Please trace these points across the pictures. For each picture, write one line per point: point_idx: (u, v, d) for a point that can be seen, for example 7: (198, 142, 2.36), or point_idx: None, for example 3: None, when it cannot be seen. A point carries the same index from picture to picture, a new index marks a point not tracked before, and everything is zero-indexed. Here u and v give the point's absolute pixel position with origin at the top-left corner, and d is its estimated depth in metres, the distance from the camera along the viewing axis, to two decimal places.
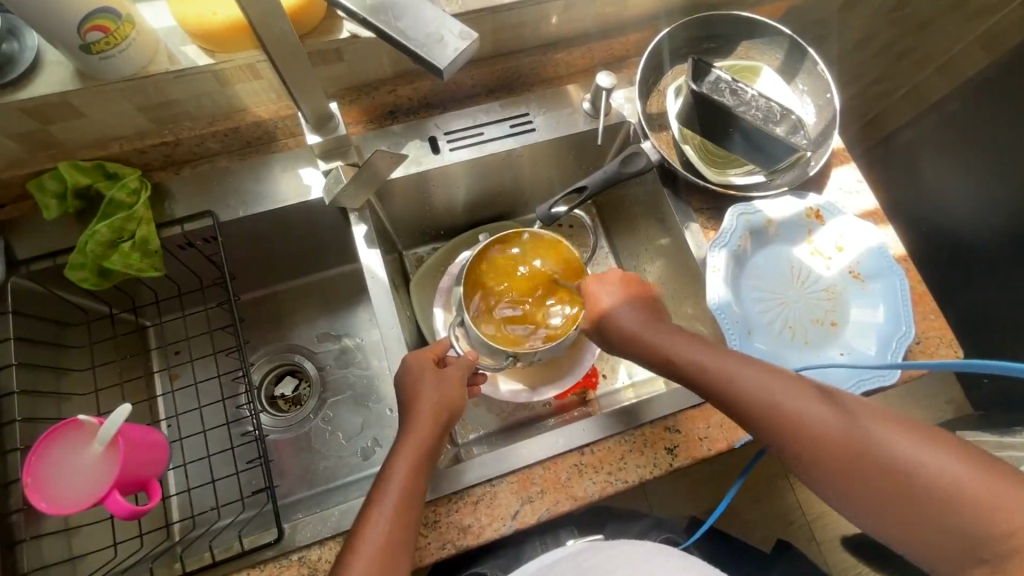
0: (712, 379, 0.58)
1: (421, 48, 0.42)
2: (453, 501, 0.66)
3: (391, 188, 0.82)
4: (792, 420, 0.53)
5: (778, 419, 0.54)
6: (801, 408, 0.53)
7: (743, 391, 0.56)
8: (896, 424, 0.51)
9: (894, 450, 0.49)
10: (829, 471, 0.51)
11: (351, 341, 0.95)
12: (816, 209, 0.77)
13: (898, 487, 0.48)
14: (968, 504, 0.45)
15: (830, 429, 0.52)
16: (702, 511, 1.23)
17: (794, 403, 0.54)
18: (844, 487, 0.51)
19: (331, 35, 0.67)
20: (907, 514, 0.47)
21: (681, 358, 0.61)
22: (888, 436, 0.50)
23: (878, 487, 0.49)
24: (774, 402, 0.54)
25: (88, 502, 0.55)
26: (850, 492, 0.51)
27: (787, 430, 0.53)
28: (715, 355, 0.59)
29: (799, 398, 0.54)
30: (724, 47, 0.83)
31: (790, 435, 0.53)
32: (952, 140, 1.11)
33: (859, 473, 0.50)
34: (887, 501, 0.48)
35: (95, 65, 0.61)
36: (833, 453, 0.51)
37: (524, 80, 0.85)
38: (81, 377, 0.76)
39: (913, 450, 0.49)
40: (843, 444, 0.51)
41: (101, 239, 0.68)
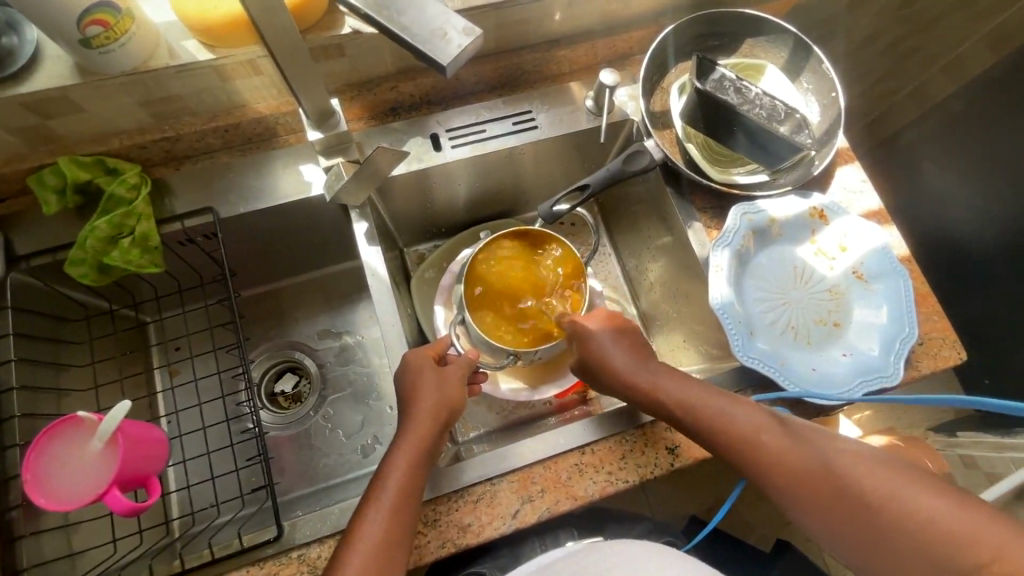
0: (692, 415, 0.61)
1: (425, 44, 0.42)
2: (453, 500, 0.66)
3: (392, 185, 0.81)
4: (762, 448, 0.57)
5: (749, 448, 0.57)
6: (770, 437, 0.57)
7: (718, 424, 0.59)
8: (861, 454, 0.53)
9: (855, 475, 0.51)
10: (795, 496, 0.54)
11: (351, 339, 0.95)
12: (820, 209, 0.77)
13: (860, 511, 0.50)
14: (928, 526, 0.46)
15: (795, 457, 0.55)
16: (702, 511, 1.23)
17: (763, 433, 0.57)
18: (811, 513, 0.53)
19: (332, 30, 0.67)
20: (872, 538, 0.49)
21: (668, 394, 0.63)
22: (851, 464, 0.52)
23: (844, 512, 0.51)
24: (745, 431, 0.58)
25: (87, 499, 0.55)
26: (828, 526, 0.52)
27: (757, 460, 0.57)
28: (695, 391, 0.62)
29: (768, 428, 0.58)
30: (729, 45, 0.83)
31: (760, 465, 0.56)
32: (957, 140, 1.11)
33: (823, 497, 0.52)
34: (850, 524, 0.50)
35: (94, 60, 0.60)
36: (801, 480, 0.54)
37: (527, 77, 0.85)
38: (80, 373, 0.76)
39: (874, 474, 0.51)
40: (809, 471, 0.54)
41: (100, 234, 0.68)
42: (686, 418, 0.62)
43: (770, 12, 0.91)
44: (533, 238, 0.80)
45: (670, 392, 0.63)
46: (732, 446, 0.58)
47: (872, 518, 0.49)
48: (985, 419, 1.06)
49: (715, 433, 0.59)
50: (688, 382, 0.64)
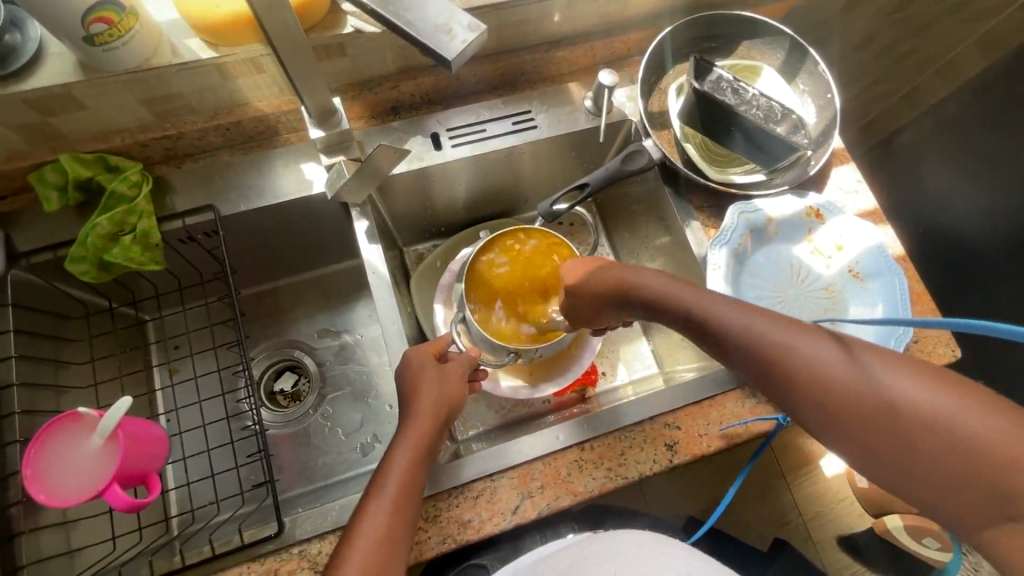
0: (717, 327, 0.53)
1: (430, 39, 0.42)
2: (453, 496, 0.66)
3: (393, 184, 0.82)
4: (800, 362, 0.47)
5: (783, 360, 0.48)
6: (809, 348, 0.48)
7: (746, 338, 0.50)
8: (917, 367, 0.44)
9: (910, 393, 0.42)
10: (821, 411, 0.46)
11: (350, 337, 0.95)
12: (816, 208, 0.78)
13: (911, 432, 0.42)
14: (994, 457, 0.39)
15: (838, 371, 0.46)
16: (700, 510, 1.24)
17: (800, 344, 0.48)
18: (849, 436, 0.45)
19: (335, 29, 0.68)
20: (925, 462, 0.41)
21: (684, 305, 0.55)
22: (905, 378, 0.43)
23: (892, 434, 0.42)
24: (775, 342, 0.49)
25: (88, 494, 0.55)
26: (854, 443, 0.45)
27: (790, 377, 0.48)
28: (719, 302, 0.54)
29: (806, 339, 0.48)
30: (726, 47, 0.84)
31: (793, 379, 0.47)
32: (951, 142, 1.12)
33: (870, 417, 0.43)
34: (897, 449, 0.42)
35: (99, 57, 0.61)
36: (844, 397, 0.45)
37: (527, 77, 0.86)
38: (80, 370, 0.76)
39: (935, 394, 0.42)
40: (854, 385, 0.45)
41: (101, 232, 0.68)
42: (712, 331, 0.53)
43: (766, 15, 0.92)
44: (532, 237, 0.81)
45: (689, 304, 0.55)
46: (758, 359, 0.49)
47: (926, 442, 0.41)
48: None
49: (740, 344, 0.51)
50: (711, 295, 0.55)
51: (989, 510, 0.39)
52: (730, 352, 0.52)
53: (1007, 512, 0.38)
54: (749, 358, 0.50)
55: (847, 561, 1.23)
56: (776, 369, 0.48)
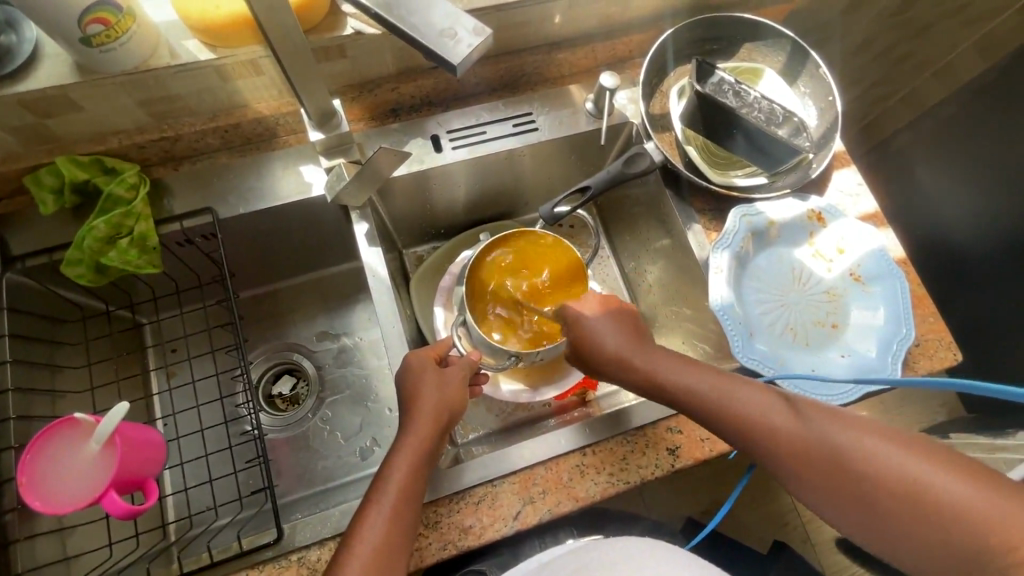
0: (700, 401, 0.57)
1: (435, 44, 0.42)
2: (454, 502, 0.66)
3: (393, 186, 0.81)
4: (779, 437, 0.52)
5: (761, 435, 0.53)
6: (784, 422, 0.53)
7: (726, 413, 0.55)
8: (877, 431, 0.48)
9: (871, 458, 0.47)
10: (795, 473, 0.51)
11: (349, 340, 0.94)
12: (818, 211, 0.77)
13: (877, 497, 0.46)
14: (951, 518, 0.42)
15: (808, 443, 0.50)
16: (699, 513, 1.23)
17: (775, 418, 0.53)
18: (830, 501, 0.49)
19: (334, 31, 0.67)
20: (894, 525, 0.45)
21: (665, 377, 0.60)
22: (866, 445, 0.48)
23: (863, 500, 0.47)
24: (754, 417, 0.54)
25: (85, 501, 0.54)
26: (831, 504, 0.49)
27: (773, 450, 0.53)
28: (699, 375, 0.58)
29: (780, 413, 0.53)
30: (728, 49, 0.84)
31: (773, 452, 0.52)
32: (950, 145, 1.12)
33: (843, 487, 0.48)
34: (868, 513, 0.46)
35: (95, 59, 0.60)
36: (818, 466, 0.50)
37: (527, 79, 0.85)
38: (77, 375, 0.75)
39: (895, 459, 0.46)
40: (824, 455, 0.49)
41: (98, 234, 0.67)
42: (695, 408, 0.58)
43: (767, 17, 0.92)
44: (536, 238, 0.80)
45: (668, 376, 0.60)
46: (741, 434, 0.55)
47: (893, 506, 0.45)
48: (977, 421, 1.07)
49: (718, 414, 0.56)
50: (694, 368, 0.59)
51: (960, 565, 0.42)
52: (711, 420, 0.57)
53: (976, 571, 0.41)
54: (732, 433, 0.55)
55: (846, 563, 1.23)
56: (758, 444, 0.54)
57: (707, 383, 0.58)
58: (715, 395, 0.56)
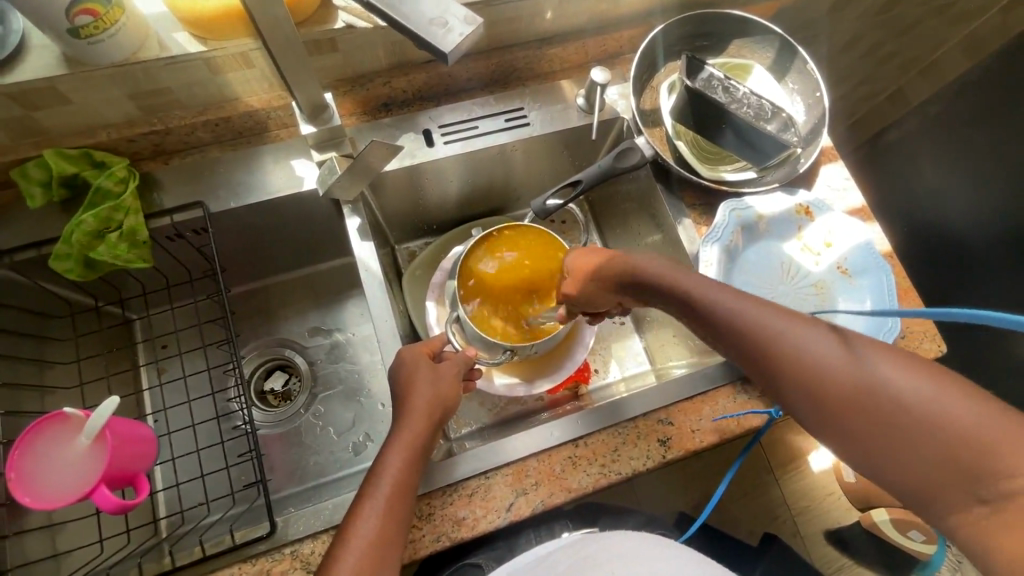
0: (710, 311, 0.54)
1: (426, 32, 0.42)
2: (447, 494, 0.66)
3: (384, 181, 0.81)
4: (795, 353, 0.48)
5: (779, 347, 0.49)
6: (796, 334, 0.49)
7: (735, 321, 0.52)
8: (901, 353, 0.45)
9: (900, 382, 0.43)
10: (809, 395, 0.47)
11: (341, 336, 0.94)
12: (805, 206, 0.79)
13: (877, 407, 0.43)
14: (960, 436, 0.40)
15: (823, 356, 0.47)
16: (690, 507, 1.25)
17: (790, 329, 0.50)
18: (828, 415, 0.46)
19: (325, 24, 0.67)
20: (896, 442, 0.42)
21: (679, 293, 0.57)
22: (883, 362, 0.45)
23: (860, 406, 0.44)
24: (766, 324, 0.50)
25: (74, 496, 0.54)
26: (838, 426, 0.46)
27: (776, 358, 0.49)
28: (713, 291, 0.55)
29: (797, 323, 0.50)
30: (717, 45, 0.84)
31: (776, 359, 0.49)
32: (934, 142, 1.14)
33: (858, 406, 0.44)
34: (869, 428, 0.44)
35: (84, 50, 0.59)
36: (825, 377, 0.46)
37: (520, 74, 0.85)
38: (65, 370, 0.75)
39: (917, 381, 0.43)
40: (839, 364, 0.46)
41: (87, 228, 0.67)
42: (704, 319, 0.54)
43: (757, 14, 0.93)
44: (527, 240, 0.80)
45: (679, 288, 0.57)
46: (746, 341, 0.51)
47: (902, 421, 0.42)
48: None
49: (735, 329, 0.52)
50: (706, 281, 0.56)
51: (967, 492, 0.40)
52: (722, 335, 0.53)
53: (981, 495, 0.39)
54: (742, 345, 0.51)
55: (834, 555, 1.25)
56: (762, 351, 0.50)
57: (719, 295, 0.54)
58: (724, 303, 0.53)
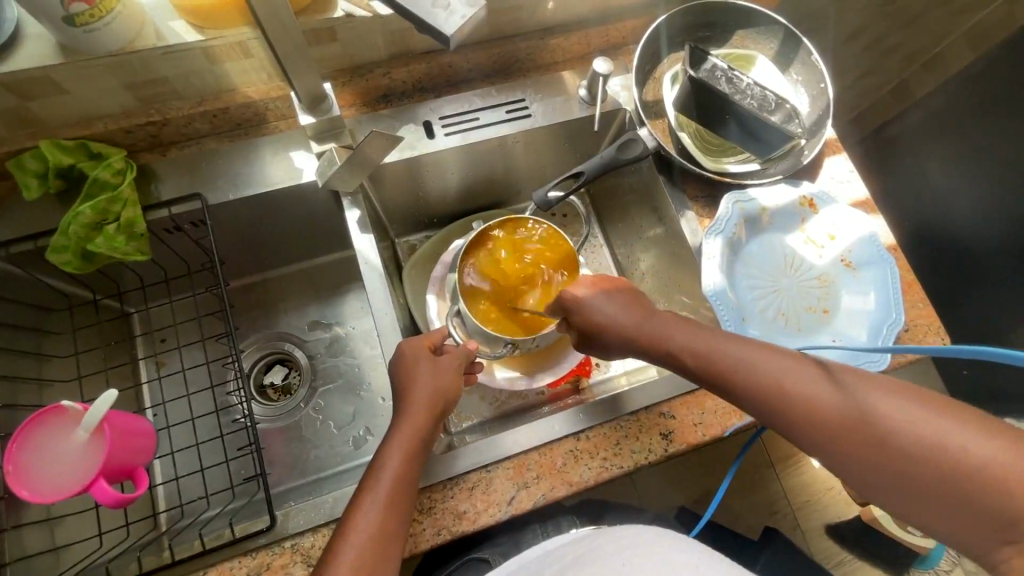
0: (720, 367, 0.56)
1: (428, 15, 0.41)
2: (448, 487, 0.66)
3: (384, 173, 0.80)
4: (811, 408, 0.51)
5: (795, 405, 0.52)
6: (810, 384, 0.52)
7: (745, 379, 0.54)
8: (910, 395, 0.48)
9: (915, 430, 0.46)
10: (830, 447, 0.50)
11: (341, 330, 0.94)
12: (810, 198, 0.78)
13: (896, 457, 0.46)
14: (978, 478, 0.43)
15: (831, 404, 0.50)
16: (691, 501, 1.24)
17: (796, 378, 0.52)
18: (848, 462, 0.49)
19: (325, 13, 0.66)
20: (914, 487, 0.45)
21: (679, 346, 0.59)
22: (895, 408, 0.47)
23: (879, 457, 0.47)
24: (771, 376, 0.53)
25: (73, 490, 0.53)
26: (865, 474, 0.48)
27: (788, 411, 0.52)
28: (715, 342, 0.57)
29: (806, 377, 0.52)
30: (720, 35, 0.83)
31: (787, 412, 0.52)
32: (938, 134, 1.13)
33: (879, 457, 0.47)
34: (894, 478, 0.46)
35: (79, 39, 0.58)
36: (838, 427, 0.49)
37: (521, 65, 0.85)
38: (63, 364, 0.74)
39: (933, 425, 0.45)
40: (854, 418, 0.49)
41: (84, 220, 0.66)
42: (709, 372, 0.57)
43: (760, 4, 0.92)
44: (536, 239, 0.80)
45: (683, 345, 0.59)
46: (760, 397, 0.53)
47: (916, 465, 0.45)
48: None
49: (746, 386, 0.54)
50: (704, 335, 0.58)
51: (994, 532, 0.42)
52: (735, 392, 0.55)
53: (1007, 535, 0.42)
54: (757, 403, 0.54)
55: (834, 549, 1.25)
56: (773, 405, 0.53)
57: (720, 345, 0.57)
58: (728, 358, 0.56)
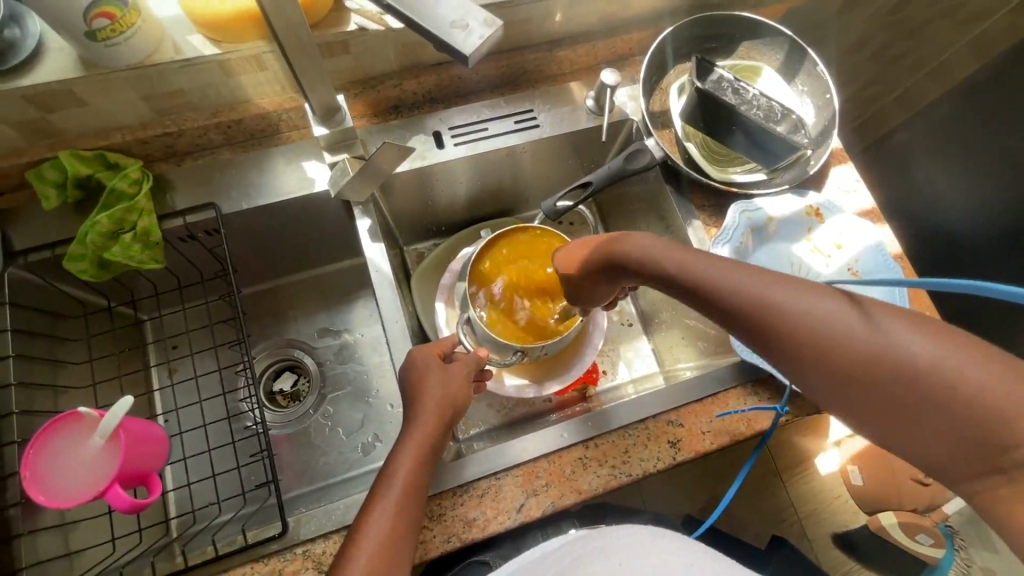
0: (702, 286, 0.51)
1: (448, 36, 0.42)
2: (458, 495, 0.66)
3: (394, 182, 0.81)
4: (794, 325, 0.45)
5: (777, 321, 0.46)
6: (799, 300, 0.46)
7: (727, 295, 0.49)
8: (911, 316, 0.42)
9: (907, 350, 0.41)
10: (810, 368, 0.45)
11: (350, 337, 0.95)
12: (816, 207, 0.78)
13: (880, 377, 0.41)
14: (971, 404, 0.38)
15: (815, 320, 0.45)
16: (698, 510, 1.24)
17: (782, 293, 0.47)
18: (840, 387, 0.44)
19: (339, 27, 0.67)
20: (911, 412, 0.40)
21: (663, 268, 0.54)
22: (890, 328, 0.42)
23: (864, 376, 0.42)
24: (754, 292, 0.48)
25: (89, 494, 0.54)
26: (844, 396, 0.44)
27: (776, 331, 0.46)
28: (704, 262, 0.52)
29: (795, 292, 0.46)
30: (726, 47, 0.84)
31: (779, 331, 0.46)
32: (943, 144, 1.13)
33: (864, 377, 0.42)
34: (879, 399, 0.42)
35: (100, 53, 0.60)
36: (836, 346, 0.43)
37: (529, 76, 0.86)
38: (78, 370, 0.75)
39: (930, 345, 0.40)
40: (843, 337, 0.43)
41: (101, 229, 0.67)
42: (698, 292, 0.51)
43: (766, 15, 0.93)
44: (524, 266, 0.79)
45: (670, 265, 0.54)
46: (741, 313, 0.48)
47: (885, 380, 0.41)
48: None
49: (729, 305, 0.49)
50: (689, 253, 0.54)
51: (978, 462, 0.38)
52: (718, 311, 0.50)
53: (996, 465, 0.37)
54: (736, 320, 0.49)
55: (842, 558, 1.25)
56: (763, 323, 0.47)
57: (713, 267, 0.51)
58: (713, 278, 0.50)
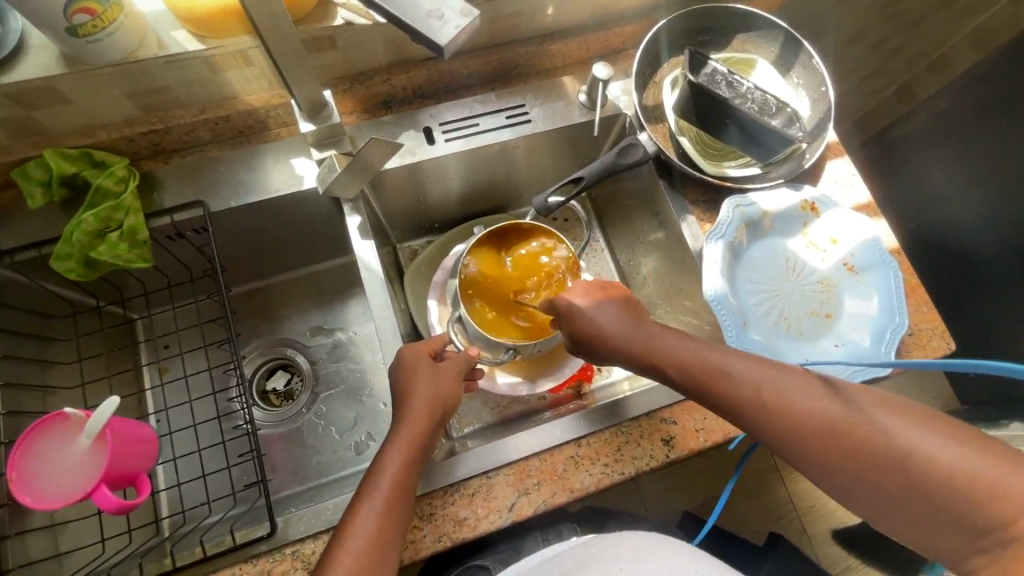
0: (700, 374, 0.56)
1: (423, 26, 0.41)
2: (449, 494, 0.65)
3: (385, 179, 0.81)
4: (789, 415, 0.51)
5: (773, 411, 0.52)
6: (793, 393, 0.52)
7: (727, 386, 0.55)
8: (894, 405, 0.48)
9: (890, 437, 0.46)
10: (806, 455, 0.50)
11: (343, 335, 0.94)
12: (811, 201, 0.77)
13: (868, 463, 0.47)
14: (949, 486, 0.43)
15: (809, 414, 0.50)
16: (695, 507, 1.24)
17: (775, 385, 0.53)
18: (834, 476, 0.49)
19: (325, 21, 0.66)
20: (896, 496, 0.45)
21: (665, 356, 0.59)
22: (875, 417, 0.48)
23: (855, 462, 0.47)
24: (750, 382, 0.54)
25: (76, 496, 0.54)
26: (839, 480, 0.49)
27: (776, 422, 0.52)
28: (704, 351, 0.58)
29: (789, 385, 0.52)
30: (720, 40, 0.83)
31: (778, 421, 0.51)
32: (942, 137, 1.12)
33: (853, 463, 0.47)
34: (870, 484, 0.47)
35: (82, 49, 0.59)
36: (829, 437, 0.49)
37: (521, 70, 0.85)
38: (67, 370, 0.75)
39: (912, 434, 0.46)
40: (833, 425, 0.49)
41: (87, 228, 0.66)
42: (699, 381, 0.56)
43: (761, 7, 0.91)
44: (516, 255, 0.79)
45: (670, 352, 0.59)
46: (742, 406, 0.54)
47: (873, 467, 0.46)
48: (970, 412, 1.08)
49: (727, 396, 0.55)
50: (688, 341, 0.59)
51: (965, 540, 0.42)
52: (719, 401, 0.55)
53: (978, 544, 0.41)
54: (735, 410, 0.54)
55: (840, 555, 1.24)
56: (763, 415, 0.52)
57: (714, 356, 0.57)
58: (715, 368, 0.56)
